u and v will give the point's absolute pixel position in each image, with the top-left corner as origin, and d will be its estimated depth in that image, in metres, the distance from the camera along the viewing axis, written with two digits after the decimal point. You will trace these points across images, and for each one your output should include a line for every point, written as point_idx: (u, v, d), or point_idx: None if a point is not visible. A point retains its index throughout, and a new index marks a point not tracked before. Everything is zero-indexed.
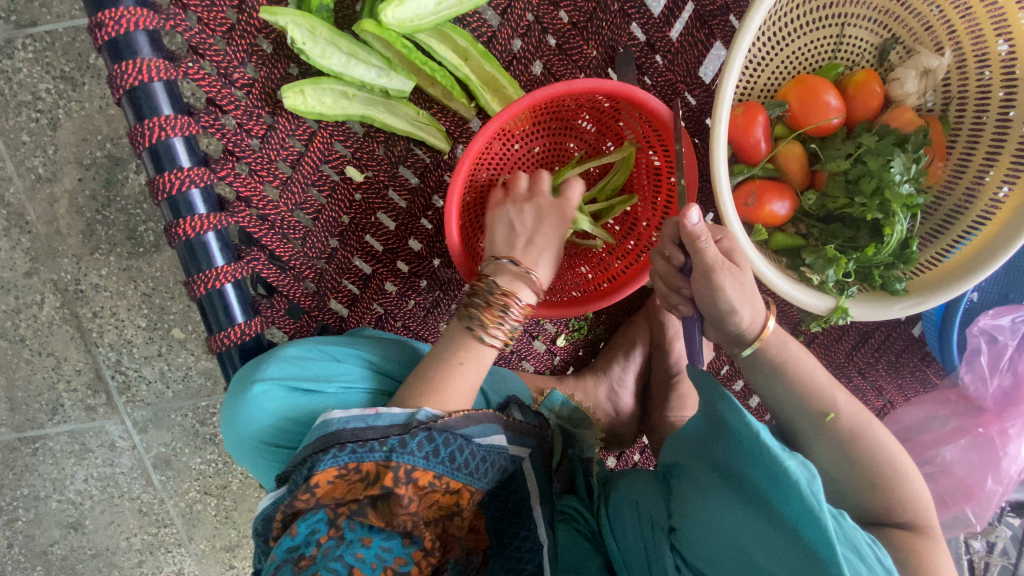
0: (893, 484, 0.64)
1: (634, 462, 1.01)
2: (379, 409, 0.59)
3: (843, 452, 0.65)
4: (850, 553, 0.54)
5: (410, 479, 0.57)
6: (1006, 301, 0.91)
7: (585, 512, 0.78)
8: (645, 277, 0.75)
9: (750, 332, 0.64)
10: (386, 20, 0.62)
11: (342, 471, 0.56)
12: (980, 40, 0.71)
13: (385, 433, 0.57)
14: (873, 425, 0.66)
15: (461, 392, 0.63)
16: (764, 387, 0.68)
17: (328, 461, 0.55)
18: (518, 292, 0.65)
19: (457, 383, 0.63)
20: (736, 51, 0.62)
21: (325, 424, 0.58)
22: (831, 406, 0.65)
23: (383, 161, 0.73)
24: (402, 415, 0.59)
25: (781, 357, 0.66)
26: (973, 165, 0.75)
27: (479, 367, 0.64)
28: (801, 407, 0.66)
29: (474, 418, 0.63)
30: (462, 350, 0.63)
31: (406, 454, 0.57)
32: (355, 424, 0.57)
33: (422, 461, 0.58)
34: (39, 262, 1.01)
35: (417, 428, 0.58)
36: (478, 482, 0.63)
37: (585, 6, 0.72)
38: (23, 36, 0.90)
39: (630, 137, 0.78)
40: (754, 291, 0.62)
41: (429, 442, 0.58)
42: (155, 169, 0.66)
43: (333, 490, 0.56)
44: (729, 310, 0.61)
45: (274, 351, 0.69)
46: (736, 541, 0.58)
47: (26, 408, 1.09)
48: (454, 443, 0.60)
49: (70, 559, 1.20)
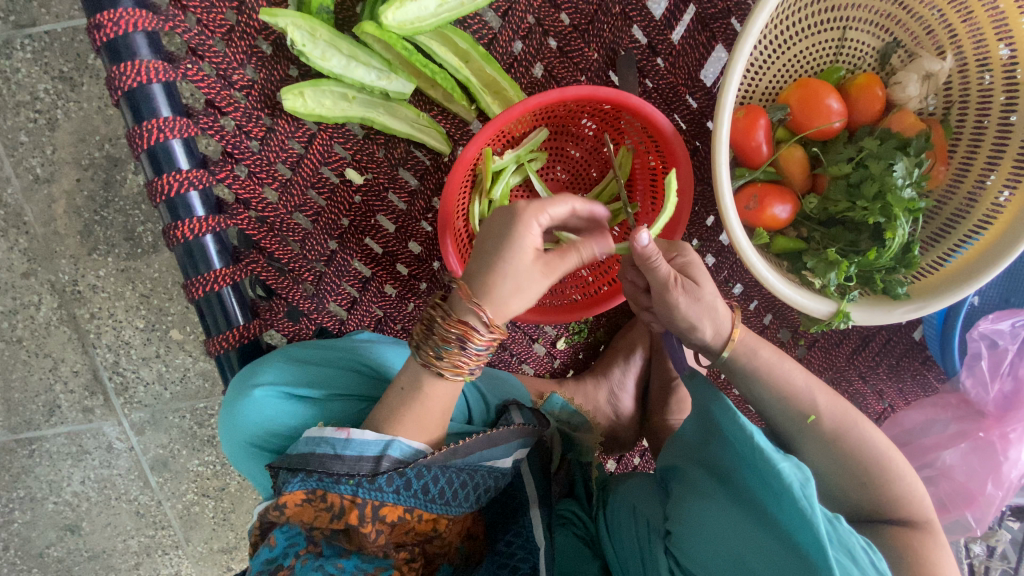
0: (884, 480, 0.64)
1: (633, 466, 1.00)
2: (351, 435, 0.58)
3: (829, 453, 0.65)
4: (842, 556, 0.54)
5: (376, 516, 0.58)
6: (1007, 305, 0.90)
7: (583, 516, 0.77)
8: (622, 299, 0.77)
9: (716, 343, 0.67)
10: (386, 23, 0.62)
11: (310, 495, 0.58)
12: (981, 43, 0.71)
13: (352, 470, 0.58)
14: (858, 424, 0.66)
15: (422, 416, 0.61)
16: (746, 391, 0.70)
17: (296, 485, 0.57)
18: (459, 312, 0.57)
19: (415, 410, 0.61)
20: (738, 55, 0.62)
21: (302, 442, 0.60)
22: (813, 409, 0.66)
23: (382, 163, 0.72)
24: (374, 447, 0.59)
25: (753, 365, 0.68)
26: (974, 170, 0.75)
27: (422, 395, 0.61)
28: (783, 410, 0.68)
29: (462, 449, 0.62)
30: (404, 375, 0.62)
31: (373, 491, 0.58)
32: (323, 450, 0.58)
33: (391, 496, 0.59)
34: (37, 262, 1.01)
35: (384, 469, 0.58)
36: (457, 508, 0.63)
37: (586, 8, 0.71)
38: (22, 36, 0.89)
39: (629, 143, 0.77)
40: (715, 304, 0.65)
41: (399, 477, 0.59)
42: (154, 171, 0.66)
43: (301, 513, 0.58)
44: (690, 327, 0.65)
45: (266, 357, 0.70)
46: (728, 542, 0.58)
47: (23, 409, 1.09)
48: (426, 475, 0.60)
49: (66, 561, 1.19)
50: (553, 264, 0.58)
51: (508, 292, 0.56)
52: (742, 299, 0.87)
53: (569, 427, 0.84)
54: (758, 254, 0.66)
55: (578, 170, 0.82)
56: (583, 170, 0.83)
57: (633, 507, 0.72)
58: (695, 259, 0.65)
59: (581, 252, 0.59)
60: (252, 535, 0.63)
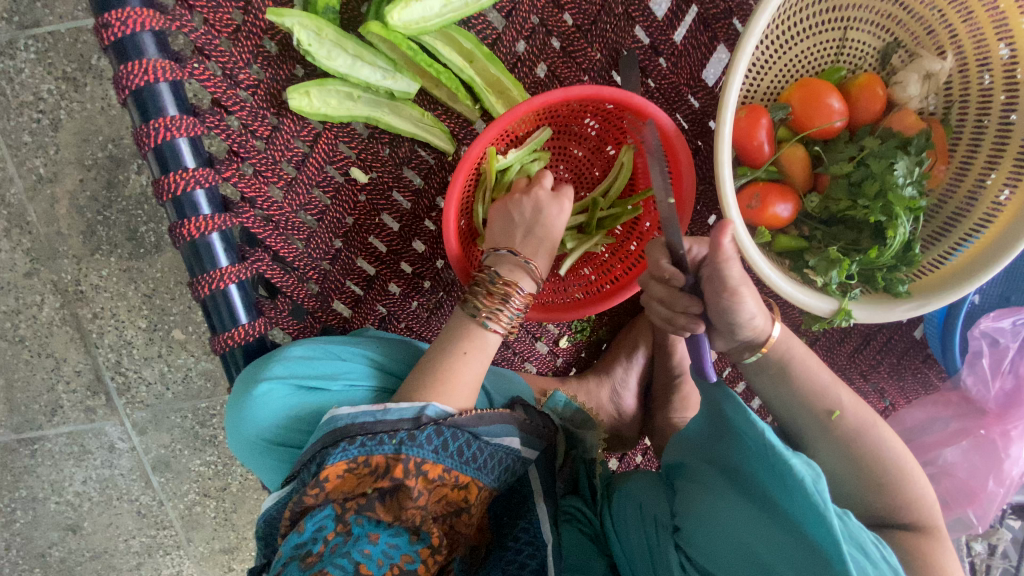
0: (900, 482, 0.64)
1: (636, 464, 1.00)
2: (387, 404, 0.60)
3: (847, 451, 0.65)
4: (855, 551, 0.55)
5: (419, 471, 0.58)
6: (1008, 303, 0.91)
7: (586, 510, 0.78)
8: (629, 292, 0.76)
9: (759, 338, 0.64)
10: (392, 23, 0.63)
11: (352, 463, 0.57)
12: (982, 43, 0.72)
13: (395, 427, 0.59)
14: (877, 425, 0.66)
15: (467, 382, 0.65)
16: (763, 387, 0.69)
17: (338, 454, 0.57)
18: (518, 281, 0.67)
19: (462, 373, 0.64)
20: (741, 54, 0.62)
21: (333, 420, 0.59)
22: (837, 405, 0.66)
23: (387, 162, 0.73)
24: (411, 410, 0.60)
25: (785, 356, 0.67)
26: (975, 169, 0.75)
27: (484, 356, 0.66)
28: (806, 407, 0.67)
29: (486, 417, 0.64)
30: (466, 338, 0.65)
31: (416, 447, 0.58)
32: (364, 418, 0.59)
33: (431, 453, 0.59)
34: (40, 262, 1.01)
35: (427, 422, 0.59)
36: (485, 477, 0.64)
37: (590, 8, 0.72)
38: (26, 37, 0.90)
39: (631, 142, 0.78)
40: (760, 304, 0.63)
41: (438, 436, 0.60)
42: (161, 169, 0.66)
43: (343, 484, 0.57)
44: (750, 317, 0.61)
45: (279, 351, 0.70)
46: (742, 540, 0.58)
47: (26, 409, 1.09)
48: (460, 437, 0.61)
49: (68, 561, 1.19)
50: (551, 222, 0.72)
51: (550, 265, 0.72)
52: None
53: (571, 425, 0.85)
54: (759, 252, 0.67)
55: (581, 169, 0.83)
56: (586, 169, 0.83)
57: (639, 504, 0.72)
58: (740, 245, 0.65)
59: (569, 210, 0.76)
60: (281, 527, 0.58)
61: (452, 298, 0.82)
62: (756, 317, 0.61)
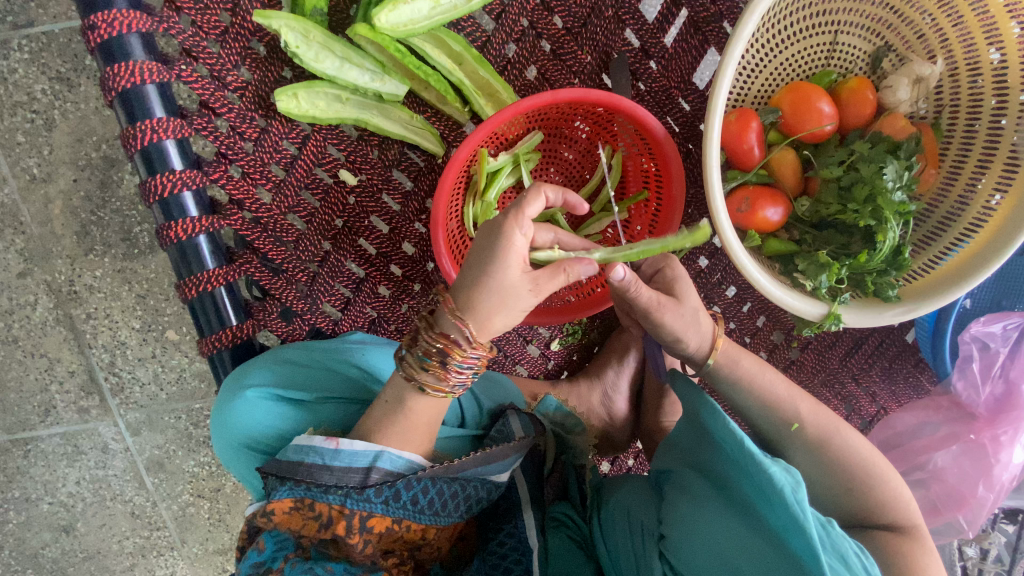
0: (866, 486, 0.65)
1: (628, 468, 0.99)
2: (341, 445, 0.58)
3: (814, 459, 0.66)
4: (834, 561, 0.54)
5: (363, 527, 0.58)
6: (999, 308, 0.90)
7: (576, 518, 0.77)
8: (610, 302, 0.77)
9: (699, 354, 0.69)
10: (379, 25, 0.63)
11: (298, 504, 0.57)
12: (972, 48, 0.72)
13: (341, 479, 0.57)
14: (839, 431, 0.67)
15: (411, 429, 0.61)
16: (728, 399, 0.72)
17: (284, 492, 0.57)
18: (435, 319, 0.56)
19: (398, 423, 0.60)
20: (728, 58, 0.62)
21: (291, 451, 0.59)
22: (795, 417, 0.68)
23: (376, 165, 0.73)
24: (363, 459, 0.58)
25: (733, 374, 0.70)
26: (965, 173, 0.75)
27: (405, 410, 0.60)
28: (766, 417, 0.69)
29: (455, 466, 0.62)
30: (388, 388, 0.61)
31: (362, 501, 0.58)
32: (314, 461, 0.58)
33: (380, 506, 0.58)
34: (34, 262, 1.01)
35: (375, 479, 0.58)
36: (446, 518, 0.63)
37: (579, 11, 0.72)
38: (20, 36, 0.90)
39: (621, 146, 0.78)
40: (699, 321, 0.66)
41: (388, 488, 0.59)
42: (148, 172, 0.66)
43: (289, 520, 0.58)
44: (674, 339, 0.66)
45: (262, 359, 0.69)
46: (723, 551, 0.58)
47: (19, 409, 1.09)
48: (416, 487, 0.60)
49: (61, 562, 1.19)
50: (542, 284, 0.53)
51: (490, 305, 0.53)
52: (735, 301, 0.87)
53: (562, 429, 0.84)
54: (749, 257, 0.67)
55: (571, 172, 0.83)
56: (577, 171, 0.83)
57: (627, 510, 0.72)
58: (681, 274, 0.68)
59: (569, 272, 0.53)
60: (239, 537, 0.62)
61: None
62: (682, 339, 0.67)
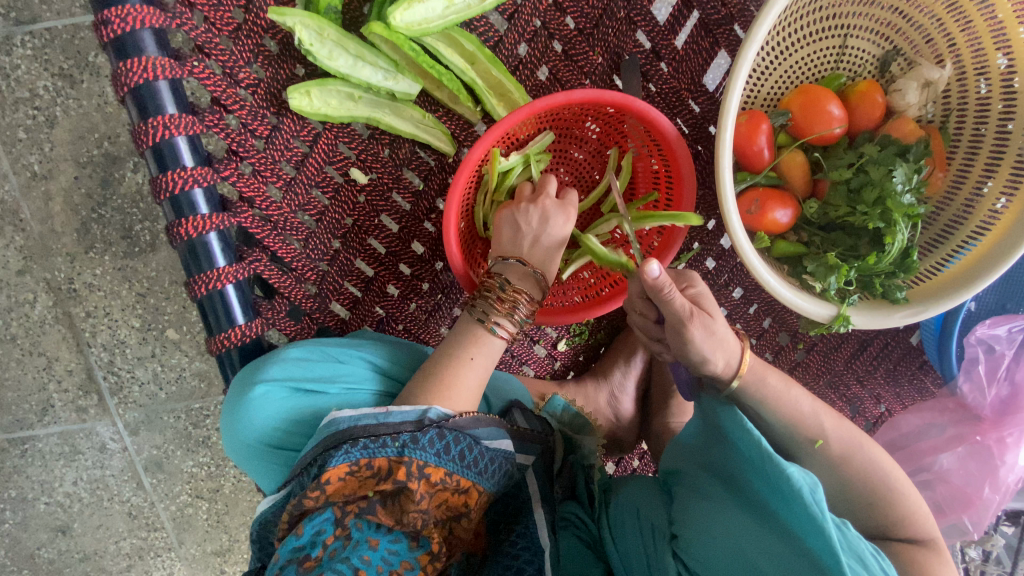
0: (885, 501, 0.65)
1: (633, 468, 1.00)
2: (390, 407, 0.60)
3: (833, 475, 0.66)
4: (853, 562, 0.55)
5: (422, 474, 0.58)
6: (1004, 311, 0.91)
7: (586, 518, 0.76)
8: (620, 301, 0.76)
9: (726, 373, 0.65)
10: (394, 23, 0.63)
11: (354, 467, 0.57)
12: (980, 52, 0.72)
13: (397, 429, 0.59)
14: (863, 445, 0.67)
15: (470, 388, 0.65)
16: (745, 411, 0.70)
17: (339, 457, 0.56)
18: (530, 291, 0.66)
19: (468, 377, 0.65)
20: (742, 60, 0.63)
21: (332, 424, 0.59)
22: (819, 433, 0.66)
23: (387, 163, 0.72)
24: (413, 413, 0.60)
25: (760, 394, 0.67)
26: (973, 176, 0.76)
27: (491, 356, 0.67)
28: (790, 433, 0.68)
29: (483, 420, 0.64)
30: (472, 344, 0.65)
31: (418, 450, 0.58)
32: (367, 421, 0.59)
33: (434, 457, 0.59)
34: (33, 260, 1.00)
35: (429, 425, 0.60)
36: (486, 482, 0.64)
37: (592, 12, 0.72)
38: (22, 33, 0.89)
39: (631, 147, 0.78)
40: (726, 337, 0.64)
41: (440, 439, 0.60)
42: (159, 168, 0.65)
43: (343, 488, 0.56)
44: (702, 359, 0.63)
45: (278, 352, 0.69)
46: (739, 548, 0.59)
47: (15, 408, 1.08)
48: (462, 441, 0.61)
49: (57, 562, 1.18)
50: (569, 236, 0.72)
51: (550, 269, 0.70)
52: (742, 303, 0.87)
53: (569, 429, 0.84)
54: (759, 258, 0.67)
55: (580, 172, 0.83)
56: (586, 172, 0.83)
57: (637, 511, 0.71)
58: (703, 291, 0.67)
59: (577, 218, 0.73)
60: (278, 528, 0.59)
61: (449, 299, 0.82)
62: (712, 358, 0.63)
